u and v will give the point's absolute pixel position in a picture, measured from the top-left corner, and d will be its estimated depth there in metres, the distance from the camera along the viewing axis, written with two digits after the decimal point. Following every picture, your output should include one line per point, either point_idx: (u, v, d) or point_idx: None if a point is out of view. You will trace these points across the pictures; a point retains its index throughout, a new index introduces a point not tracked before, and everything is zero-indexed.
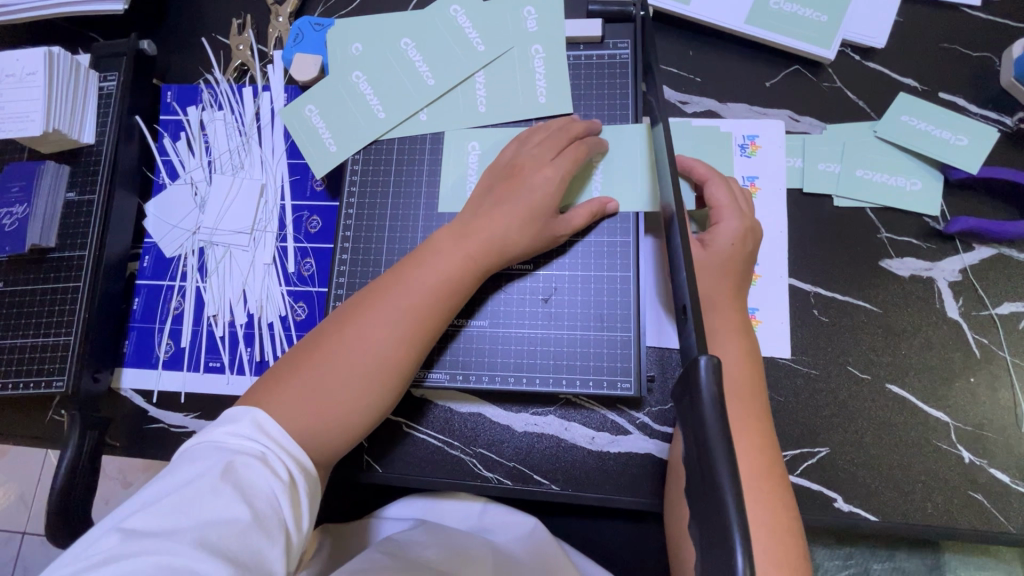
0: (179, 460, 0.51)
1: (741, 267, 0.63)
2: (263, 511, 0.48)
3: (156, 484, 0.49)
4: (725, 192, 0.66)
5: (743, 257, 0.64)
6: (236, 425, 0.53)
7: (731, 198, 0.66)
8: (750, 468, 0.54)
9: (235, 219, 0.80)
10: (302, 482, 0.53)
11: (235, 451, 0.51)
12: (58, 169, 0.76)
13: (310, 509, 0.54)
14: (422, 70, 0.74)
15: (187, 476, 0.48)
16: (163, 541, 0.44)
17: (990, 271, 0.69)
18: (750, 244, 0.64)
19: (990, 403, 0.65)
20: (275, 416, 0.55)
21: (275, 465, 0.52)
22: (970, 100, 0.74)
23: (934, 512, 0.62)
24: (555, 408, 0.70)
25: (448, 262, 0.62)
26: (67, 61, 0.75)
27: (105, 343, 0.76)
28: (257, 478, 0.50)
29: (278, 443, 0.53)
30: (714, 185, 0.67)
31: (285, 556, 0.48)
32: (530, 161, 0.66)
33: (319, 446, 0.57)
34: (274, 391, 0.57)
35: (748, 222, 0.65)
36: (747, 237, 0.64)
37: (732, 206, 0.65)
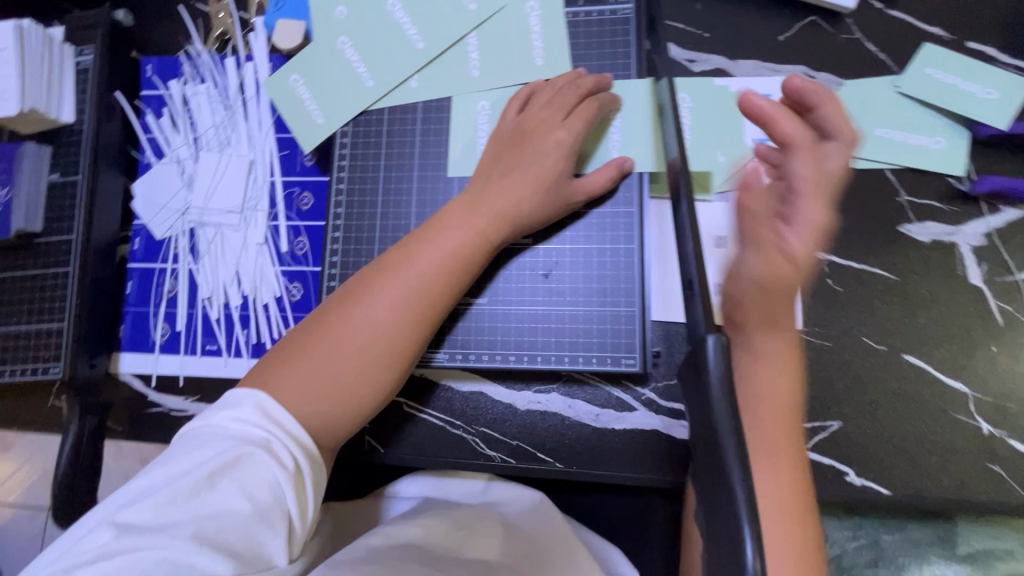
0: (179, 444, 0.50)
1: (787, 237, 0.52)
2: (264, 503, 0.47)
3: (155, 468, 0.48)
4: (798, 132, 0.56)
5: (788, 223, 0.53)
6: (238, 409, 0.51)
7: (802, 142, 0.56)
8: (773, 499, 0.46)
9: (224, 198, 0.77)
10: (308, 468, 0.51)
11: (237, 438, 0.49)
12: (38, 150, 0.73)
13: (317, 493, 0.52)
14: (411, 33, 0.69)
15: (186, 464, 0.47)
16: (160, 536, 0.44)
17: (1017, 234, 0.65)
18: (813, 202, 0.53)
19: (1012, 373, 0.62)
20: (281, 399, 0.53)
21: (279, 453, 0.50)
22: (1001, 49, 0.69)
23: (950, 484, 0.60)
24: (558, 386, 0.68)
25: (461, 237, 0.59)
26: (38, 34, 0.71)
27: (100, 329, 0.75)
28: (258, 468, 0.48)
29: (282, 429, 0.51)
30: (788, 122, 0.56)
31: (286, 546, 0.48)
32: (540, 123, 0.62)
33: (325, 431, 0.55)
34: (280, 371, 0.55)
35: (817, 172, 0.54)
36: (815, 196, 0.53)
37: (805, 151, 0.55)
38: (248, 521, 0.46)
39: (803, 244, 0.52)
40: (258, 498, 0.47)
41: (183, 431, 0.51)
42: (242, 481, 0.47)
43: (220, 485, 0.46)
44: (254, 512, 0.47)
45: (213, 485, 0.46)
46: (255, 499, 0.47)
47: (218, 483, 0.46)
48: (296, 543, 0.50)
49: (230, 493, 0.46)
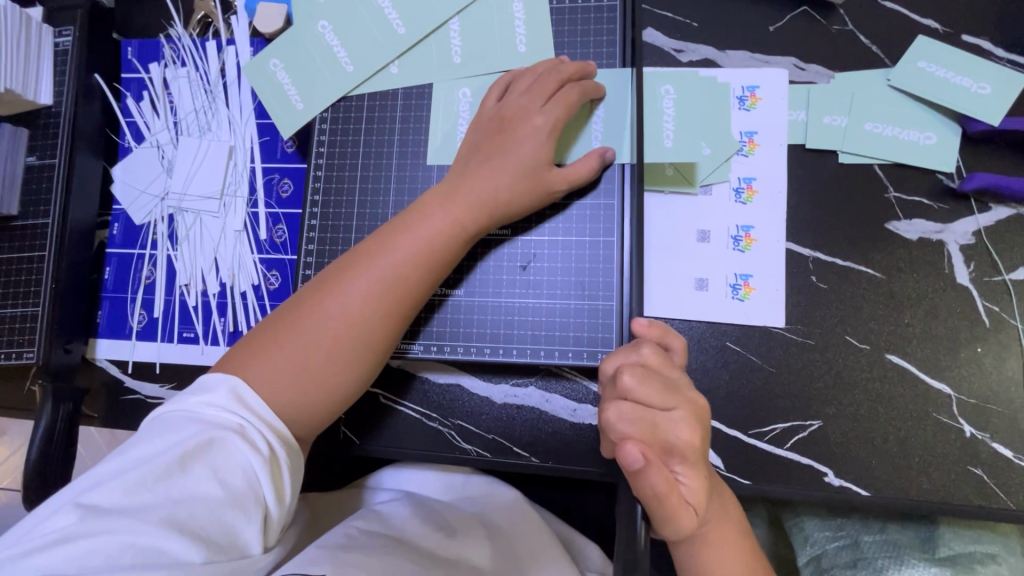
0: (150, 428, 0.49)
1: (682, 476, 0.48)
2: (237, 488, 0.46)
3: (124, 452, 0.47)
4: (636, 389, 0.49)
5: (678, 456, 0.48)
6: (211, 394, 0.50)
7: (643, 400, 0.48)
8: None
9: (204, 183, 0.76)
10: (284, 454, 0.51)
11: (210, 424, 0.48)
12: (15, 132, 0.72)
13: (293, 480, 0.52)
14: (392, 18, 0.68)
15: (157, 448, 0.47)
16: (127, 519, 0.42)
17: (1007, 233, 0.63)
18: (664, 444, 0.47)
19: (997, 375, 0.61)
20: (253, 386, 0.53)
21: (254, 438, 0.49)
22: (996, 43, 0.67)
23: (930, 487, 0.59)
24: (535, 379, 0.67)
25: (439, 225, 0.58)
26: (15, 14, 0.70)
27: (76, 314, 0.74)
28: (232, 454, 0.47)
29: (256, 414, 0.51)
30: (631, 385, 0.49)
31: (259, 532, 0.47)
32: (519, 111, 0.61)
33: (299, 419, 0.54)
34: (253, 358, 0.54)
35: (651, 423, 0.48)
36: (659, 432, 0.48)
37: (647, 403, 0.48)
38: (220, 506, 0.45)
39: (695, 477, 0.48)
40: (231, 484, 0.46)
41: (155, 415, 0.50)
42: (215, 466, 0.46)
43: (193, 469, 0.46)
44: (226, 497, 0.46)
45: (185, 469, 0.45)
46: (228, 485, 0.46)
47: (190, 467, 0.46)
48: (271, 531, 0.49)
49: (203, 477, 0.46)
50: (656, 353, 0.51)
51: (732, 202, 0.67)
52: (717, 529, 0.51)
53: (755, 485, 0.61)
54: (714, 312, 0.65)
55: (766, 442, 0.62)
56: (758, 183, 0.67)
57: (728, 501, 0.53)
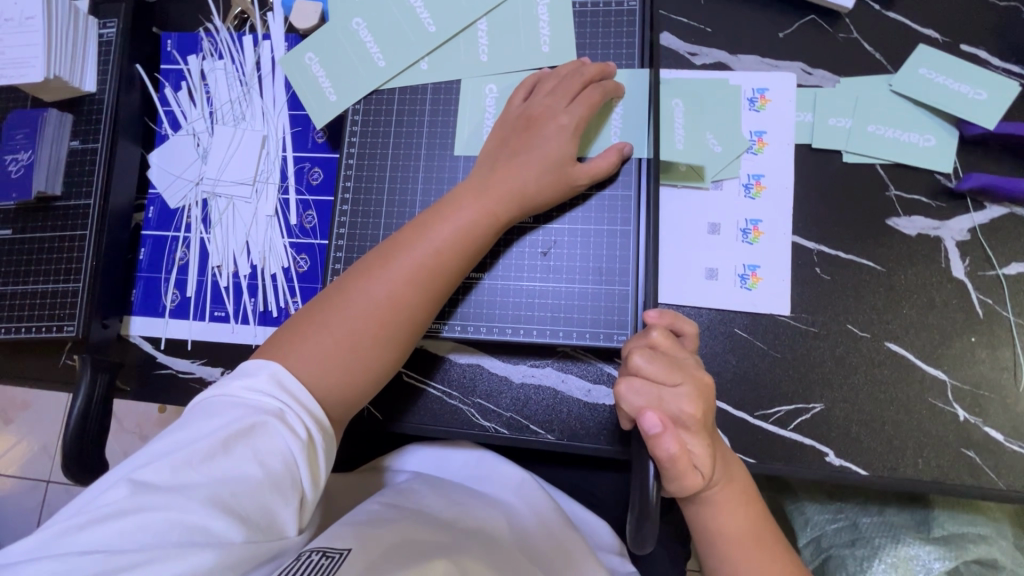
0: (195, 411, 0.52)
1: (690, 446, 0.51)
2: (276, 470, 0.49)
3: (171, 433, 0.50)
4: (644, 366, 0.53)
5: (685, 427, 0.51)
6: (254, 380, 0.54)
7: (651, 376, 0.53)
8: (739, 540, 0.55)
9: (237, 170, 0.80)
10: (319, 439, 0.54)
11: (252, 408, 0.52)
12: (61, 117, 0.75)
13: (326, 463, 0.55)
14: (423, 17, 0.72)
15: (203, 429, 0.49)
16: (175, 497, 0.45)
17: (1000, 230, 0.67)
18: (672, 416, 0.51)
19: (989, 363, 0.64)
20: (294, 366, 0.56)
21: (292, 423, 0.52)
22: (993, 52, 0.71)
23: (925, 467, 0.63)
24: (552, 361, 0.71)
25: (470, 217, 0.62)
26: (65, 6, 0.74)
27: (113, 292, 0.77)
28: (273, 438, 0.50)
29: (295, 399, 0.54)
30: (641, 362, 0.53)
31: (295, 514, 0.50)
32: (545, 110, 0.65)
33: (337, 399, 0.58)
34: (296, 339, 0.58)
35: (659, 398, 0.52)
36: (666, 405, 0.52)
37: (656, 378, 0.52)
38: (261, 487, 0.48)
39: (701, 447, 0.51)
40: (271, 466, 0.49)
41: (199, 399, 0.53)
42: (257, 448, 0.49)
43: (237, 451, 0.49)
44: (267, 479, 0.49)
45: (229, 450, 0.48)
46: (269, 467, 0.49)
47: (234, 449, 0.49)
48: (305, 513, 0.52)
49: (246, 459, 0.48)
50: (664, 336, 0.55)
51: (741, 197, 0.71)
52: (724, 493, 0.55)
53: (759, 463, 0.65)
54: (722, 299, 0.69)
55: (771, 423, 0.65)
56: (766, 180, 0.71)
57: (733, 469, 0.57)
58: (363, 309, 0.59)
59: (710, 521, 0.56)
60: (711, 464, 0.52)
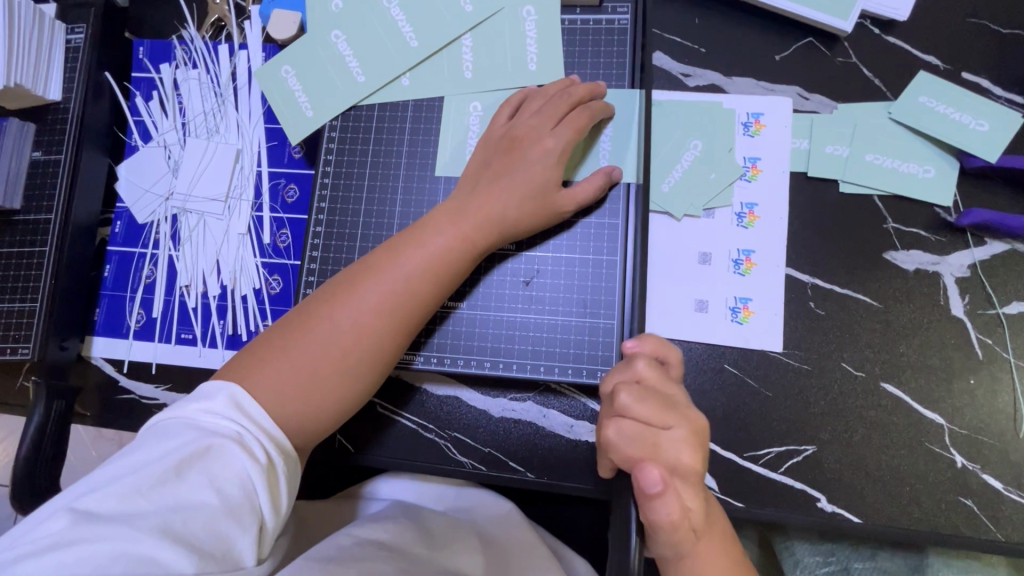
0: (147, 436, 0.49)
1: (688, 500, 0.48)
2: (232, 496, 0.46)
3: (120, 459, 0.47)
4: (635, 407, 0.49)
5: (683, 478, 0.48)
6: (210, 402, 0.50)
7: (643, 418, 0.49)
8: None
9: (209, 185, 0.77)
10: (281, 462, 0.51)
11: (208, 431, 0.48)
12: (22, 127, 0.72)
13: (290, 489, 0.52)
14: (405, 31, 0.69)
15: (154, 454, 0.46)
16: (119, 526, 0.41)
17: (1001, 267, 0.64)
18: (663, 462, 0.48)
19: (988, 407, 0.62)
20: (255, 397, 0.52)
21: (251, 446, 0.49)
22: (995, 81, 0.69)
23: (921, 516, 0.60)
24: (533, 395, 0.67)
25: (447, 241, 0.59)
26: (28, 10, 0.70)
27: (73, 311, 0.73)
28: (229, 461, 0.47)
29: (254, 423, 0.50)
30: (629, 403, 0.50)
31: (255, 544, 0.46)
32: (529, 131, 0.62)
33: (300, 432, 0.54)
34: (259, 365, 0.54)
35: (652, 443, 0.49)
36: (658, 450, 0.48)
37: (648, 421, 0.49)
38: (214, 515, 0.45)
39: (696, 499, 0.49)
40: (228, 493, 0.46)
41: (152, 423, 0.50)
42: (211, 473, 0.46)
43: (189, 476, 0.45)
44: (222, 506, 0.45)
45: (181, 475, 0.45)
46: (224, 493, 0.46)
47: (186, 474, 0.45)
48: (265, 543, 0.48)
49: (199, 484, 0.45)
50: (651, 366, 0.52)
51: (734, 226, 0.68)
52: (704, 542, 0.50)
53: (748, 508, 0.62)
54: (712, 333, 0.66)
55: (761, 465, 0.62)
56: (760, 209, 0.68)
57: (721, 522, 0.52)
58: (332, 334, 0.55)
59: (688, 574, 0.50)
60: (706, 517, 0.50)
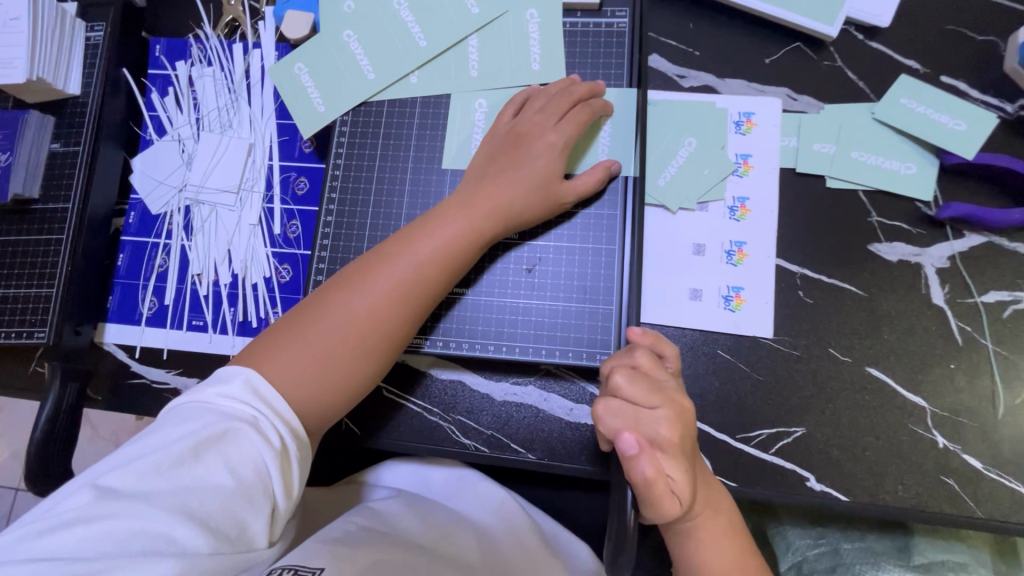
0: (166, 417, 0.50)
1: (669, 472, 0.50)
2: (247, 479, 0.47)
3: (140, 439, 0.48)
4: (623, 387, 0.53)
5: (664, 452, 0.51)
6: (227, 387, 0.52)
7: (629, 397, 0.53)
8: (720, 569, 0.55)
9: (222, 177, 0.79)
10: (293, 448, 0.52)
11: (225, 414, 0.50)
12: (42, 120, 0.74)
13: (301, 474, 0.53)
14: (414, 31, 0.72)
15: (172, 435, 0.48)
16: (139, 505, 0.43)
17: (979, 258, 0.68)
18: (642, 435, 0.51)
19: (967, 390, 0.65)
20: (271, 379, 0.55)
21: (266, 431, 0.51)
22: (972, 85, 0.73)
23: (905, 494, 0.62)
24: (535, 379, 0.70)
25: (457, 231, 0.62)
26: (51, 8, 0.73)
27: (88, 298, 0.75)
28: (244, 445, 0.48)
29: (269, 408, 0.52)
30: (619, 383, 0.53)
31: (266, 526, 0.48)
32: (533, 126, 0.65)
33: (313, 413, 0.56)
34: (275, 348, 0.57)
35: (636, 418, 0.52)
36: (640, 425, 0.52)
37: (634, 400, 0.53)
38: (229, 497, 0.46)
39: (680, 474, 0.50)
40: (243, 475, 0.47)
41: (171, 406, 0.52)
42: (227, 456, 0.47)
43: (206, 458, 0.46)
44: (237, 487, 0.47)
45: (198, 457, 0.46)
46: (239, 476, 0.47)
47: (203, 455, 0.47)
48: (276, 525, 0.50)
49: (215, 466, 0.46)
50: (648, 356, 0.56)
51: (726, 219, 0.71)
52: (705, 523, 0.55)
53: (740, 487, 0.64)
54: (706, 320, 0.69)
55: (753, 446, 0.65)
56: (751, 203, 0.71)
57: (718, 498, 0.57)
58: (345, 318, 0.58)
59: (689, 550, 0.56)
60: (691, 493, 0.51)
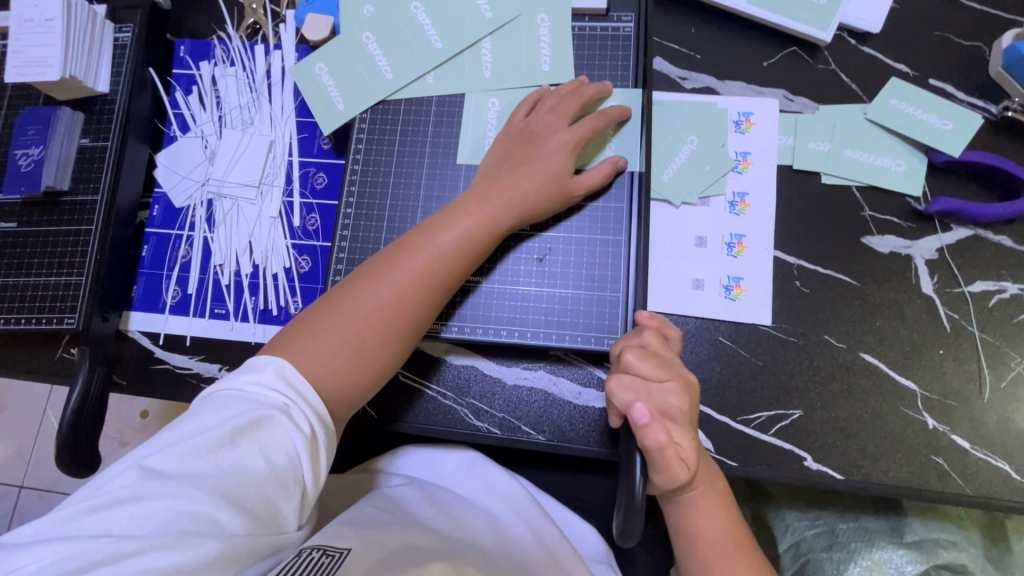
0: (203, 403, 0.53)
1: (678, 437, 0.55)
2: (280, 465, 0.50)
3: (179, 423, 0.51)
4: (635, 364, 0.57)
5: (673, 420, 0.55)
6: (261, 375, 0.54)
7: (641, 373, 0.57)
8: (719, 539, 0.59)
9: (244, 172, 0.83)
10: (322, 435, 0.55)
11: (259, 401, 0.52)
12: (73, 116, 0.78)
13: (328, 459, 0.56)
14: (430, 34, 0.76)
15: (210, 420, 0.50)
16: (181, 487, 0.46)
17: (965, 250, 0.72)
18: (654, 406, 0.55)
19: (955, 375, 0.68)
20: (300, 365, 0.58)
21: (297, 419, 0.53)
22: (958, 87, 0.77)
23: (898, 473, 0.66)
24: (545, 364, 0.73)
25: (474, 222, 0.65)
26: (83, 10, 0.76)
27: (115, 287, 0.79)
28: (277, 432, 0.51)
29: (299, 396, 0.55)
30: (632, 360, 0.58)
31: (297, 509, 0.51)
32: (545, 126, 0.69)
33: (340, 398, 0.59)
34: (303, 336, 0.60)
35: (647, 391, 0.56)
36: (651, 397, 0.56)
37: (646, 376, 0.57)
38: (264, 481, 0.49)
39: (687, 439, 0.55)
40: (276, 461, 0.50)
41: (206, 391, 0.54)
42: (262, 442, 0.50)
43: (242, 444, 0.49)
44: (271, 472, 0.49)
45: (235, 442, 0.49)
46: (272, 461, 0.50)
47: (240, 441, 0.49)
48: (305, 508, 0.52)
49: (250, 452, 0.49)
50: (656, 335, 0.60)
51: (726, 213, 0.75)
52: (703, 497, 0.59)
53: (741, 467, 0.67)
54: (708, 308, 0.72)
55: (752, 428, 0.68)
56: (750, 198, 0.75)
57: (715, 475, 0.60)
58: (370, 308, 0.61)
59: (687, 522, 0.59)
60: (696, 458, 0.56)
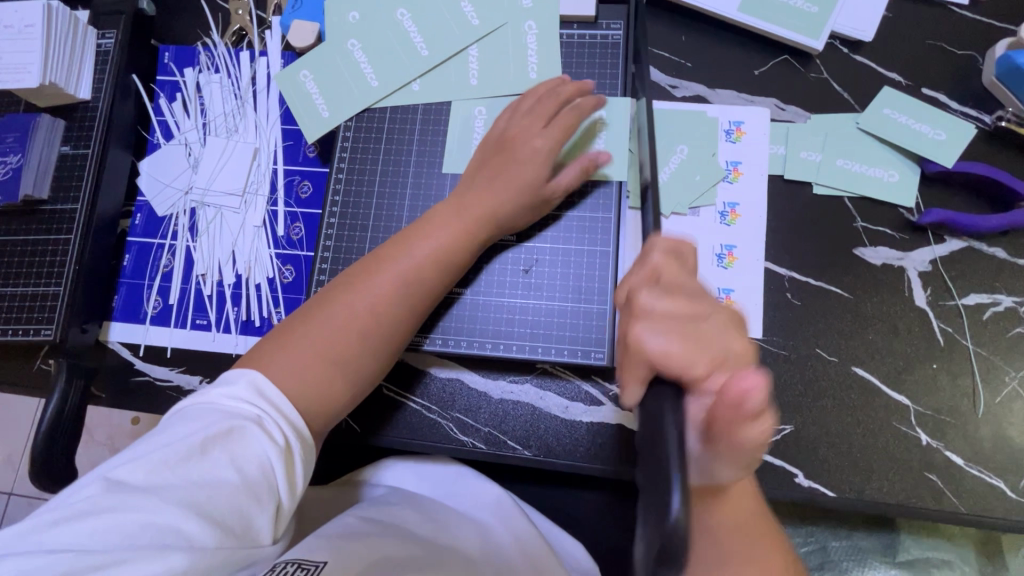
0: (174, 417, 0.51)
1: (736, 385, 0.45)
2: (252, 475, 0.48)
3: (148, 437, 0.49)
4: (659, 304, 0.47)
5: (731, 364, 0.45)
6: (233, 387, 0.53)
7: (671, 311, 0.47)
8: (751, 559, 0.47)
9: (228, 180, 0.82)
10: (297, 447, 0.53)
11: (230, 413, 0.51)
12: (53, 123, 0.76)
13: (305, 472, 0.54)
14: (416, 41, 0.75)
15: (180, 432, 0.49)
16: (148, 499, 0.44)
17: (959, 262, 0.70)
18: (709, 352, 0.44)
19: (950, 390, 0.67)
20: (274, 378, 0.56)
21: (270, 429, 0.52)
22: (951, 97, 0.76)
23: (891, 490, 0.64)
24: (531, 377, 0.72)
25: (453, 230, 0.64)
26: (65, 15, 0.75)
27: (94, 297, 0.77)
28: (249, 443, 0.49)
29: (273, 407, 0.53)
30: (654, 300, 0.47)
31: (272, 521, 0.49)
32: (521, 132, 0.67)
33: (317, 412, 0.58)
34: (277, 349, 0.58)
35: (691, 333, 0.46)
36: (701, 338, 0.45)
37: (679, 313, 0.47)
38: (236, 492, 0.47)
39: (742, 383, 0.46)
40: (248, 471, 0.48)
41: (176, 406, 0.53)
42: (233, 452, 0.48)
43: (213, 455, 0.47)
44: (243, 484, 0.48)
45: (205, 453, 0.47)
46: (245, 472, 0.48)
47: (210, 452, 0.48)
48: (281, 522, 0.51)
49: (221, 462, 0.47)
50: (668, 259, 0.51)
51: (717, 224, 0.74)
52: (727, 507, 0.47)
53: None
54: None
55: None
56: (740, 208, 0.74)
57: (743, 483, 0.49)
58: (347, 320, 0.60)
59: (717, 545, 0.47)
60: None
